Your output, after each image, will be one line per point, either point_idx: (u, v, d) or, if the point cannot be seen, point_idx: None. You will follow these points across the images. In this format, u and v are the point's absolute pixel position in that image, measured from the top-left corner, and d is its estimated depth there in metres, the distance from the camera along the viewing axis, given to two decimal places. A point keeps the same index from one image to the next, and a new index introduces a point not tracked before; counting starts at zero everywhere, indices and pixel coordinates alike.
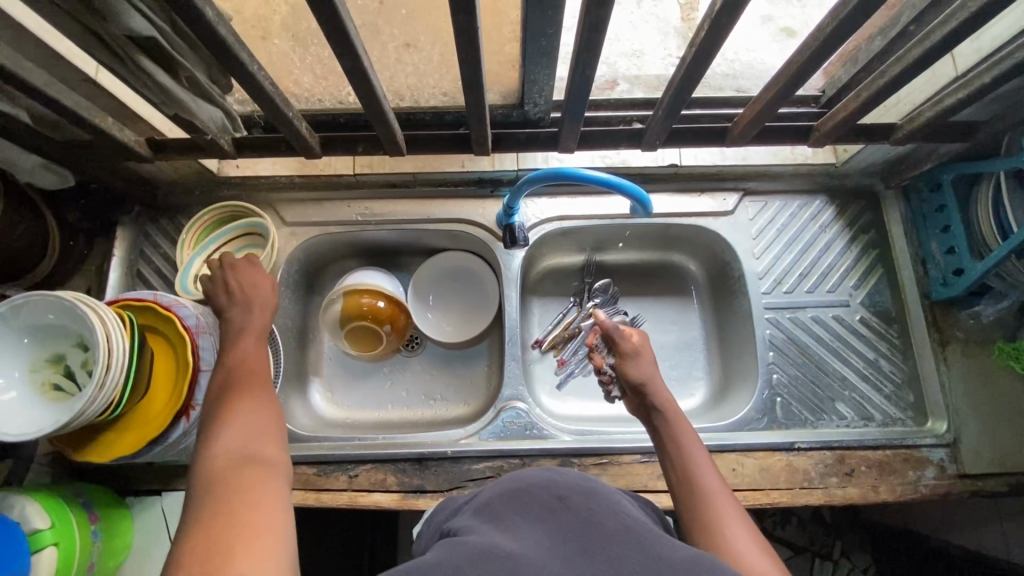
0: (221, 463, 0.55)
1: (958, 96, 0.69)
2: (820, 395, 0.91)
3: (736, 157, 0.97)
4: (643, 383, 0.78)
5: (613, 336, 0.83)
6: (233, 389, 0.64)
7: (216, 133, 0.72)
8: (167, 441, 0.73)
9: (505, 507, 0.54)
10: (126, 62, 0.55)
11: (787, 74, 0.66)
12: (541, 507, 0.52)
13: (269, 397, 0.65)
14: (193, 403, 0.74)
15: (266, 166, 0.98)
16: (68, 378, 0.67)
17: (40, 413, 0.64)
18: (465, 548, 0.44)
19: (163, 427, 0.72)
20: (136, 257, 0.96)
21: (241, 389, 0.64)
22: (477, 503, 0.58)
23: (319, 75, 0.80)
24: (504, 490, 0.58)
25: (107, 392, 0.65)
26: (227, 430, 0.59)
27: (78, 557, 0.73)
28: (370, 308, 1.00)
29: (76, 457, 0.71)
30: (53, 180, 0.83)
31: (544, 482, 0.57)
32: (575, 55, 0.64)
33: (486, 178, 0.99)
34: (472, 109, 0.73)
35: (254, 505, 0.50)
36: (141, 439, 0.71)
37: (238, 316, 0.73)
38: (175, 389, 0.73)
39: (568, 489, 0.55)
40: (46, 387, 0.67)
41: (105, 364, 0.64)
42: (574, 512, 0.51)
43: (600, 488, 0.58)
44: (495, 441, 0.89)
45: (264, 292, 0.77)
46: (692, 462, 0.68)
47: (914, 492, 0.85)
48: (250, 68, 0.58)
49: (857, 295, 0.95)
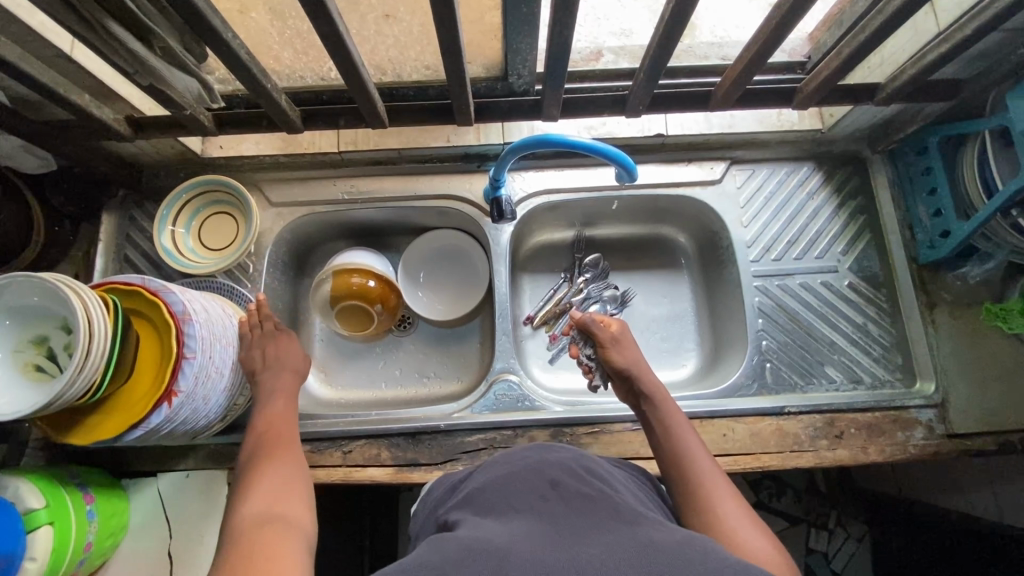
0: (249, 521, 0.57)
1: (940, 51, 0.69)
2: (810, 360, 0.92)
3: (721, 124, 0.96)
4: (627, 368, 0.80)
5: (590, 328, 0.85)
6: (264, 459, 0.69)
7: (192, 105, 0.72)
8: (146, 427, 0.71)
9: (499, 494, 0.54)
10: (97, 30, 0.55)
11: (768, 33, 0.66)
12: (532, 493, 0.53)
13: (295, 466, 0.69)
14: (176, 389, 0.72)
15: (250, 145, 0.97)
16: (50, 360, 0.67)
17: (22, 394, 0.64)
18: (452, 547, 0.44)
19: (143, 413, 0.70)
20: (122, 241, 0.95)
21: (270, 459, 0.69)
22: (469, 493, 0.58)
23: (300, 51, 0.77)
24: (501, 474, 0.58)
25: (86, 376, 0.64)
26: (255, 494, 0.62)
27: (77, 535, 0.74)
28: (364, 288, 1.00)
29: (61, 438, 0.71)
30: (36, 163, 0.83)
31: (538, 465, 0.58)
32: (553, 16, 0.62)
33: (472, 153, 0.99)
34: (452, 77, 0.72)
35: (275, 554, 0.52)
36: (122, 424, 0.70)
37: (270, 384, 0.81)
38: (159, 375, 0.72)
39: (559, 471, 0.57)
40: (29, 367, 0.67)
41: (85, 348, 0.63)
42: (563, 499, 0.51)
43: (595, 470, 0.59)
44: (489, 414, 0.89)
45: (291, 366, 0.85)
46: (684, 443, 0.69)
47: (902, 452, 0.86)
48: (223, 35, 0.57)
49: (845, 261, 0.95)
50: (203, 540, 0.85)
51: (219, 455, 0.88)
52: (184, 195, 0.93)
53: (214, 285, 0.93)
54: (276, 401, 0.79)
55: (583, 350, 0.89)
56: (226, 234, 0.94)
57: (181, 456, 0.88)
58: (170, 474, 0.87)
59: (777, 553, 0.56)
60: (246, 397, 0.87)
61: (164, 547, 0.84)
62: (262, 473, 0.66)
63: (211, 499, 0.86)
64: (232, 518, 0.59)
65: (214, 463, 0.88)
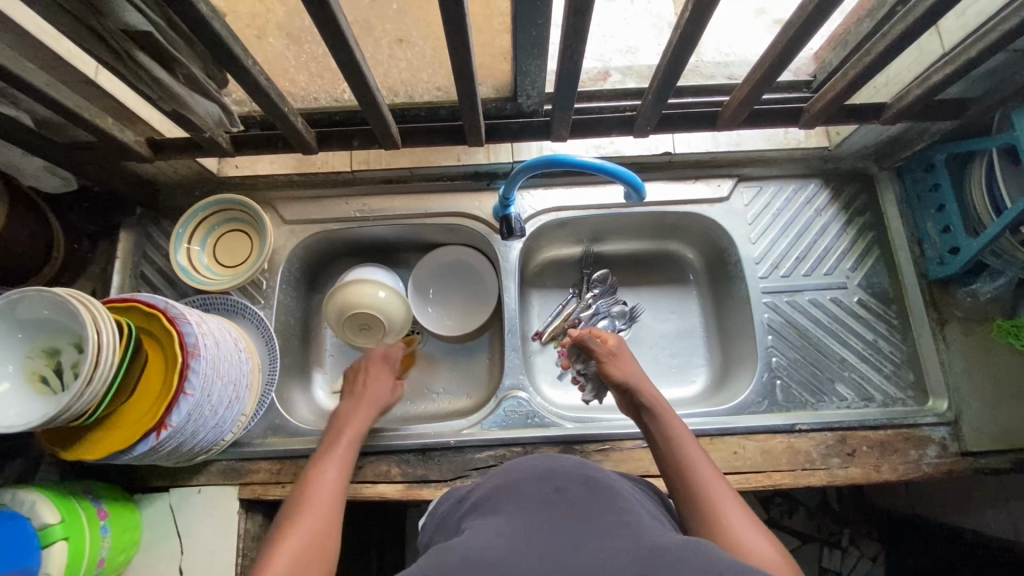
0: None
1: (945, 72, 0.70)
2: (820, 377, 0.92)
3: (729, 143, 0.97)
4: (626, 383, 0.81)
5: (589, 345, 0.88)
6: (285, 529, 0.66)
7: (213, 128, 0.74)
8: (132, 454, 0.71)
9: (509, 501, 0.53)
10: (123, 58, 0.57)
11: (775, 55, 0.67)
12: (537, 499, 0.53)
13: (334, 518, 0.69)
14: (167, 422, 0.72)
15: (266, 164, 0.99)
16: (57, 373, 0.68)
17: (26, 407, 0.66)
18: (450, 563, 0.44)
19: (131, 441, 0.71)
20: (139, 258, 0.97)
21: (313, 499, 0.70)
22: (479, 503, 0.57)
23: (315, 74, 0.80)
24: (504, 482, 0.58)
25: (84, 401, 0.65)
26: (286, 536, 0.65)
27: (89, 551, 0.75)
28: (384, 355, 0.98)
29: (56, 452, 0.71)
30: (57, 183, 0.86)
31: (548, 471, 0.57)
32: (564, 42, 0.64)
33: (482, 171, 1.00)
34: (464, 100, 0.74)
35: None
36: (110, 447, 0.70)
37: (345, 420, 0.84)
38: (155, 405, 0.73)
39: (568, 480, 0.55)
40: (35, 377, 0.68)
41: (88, 376, 0.64)
42: (566, 508, 0.51)
43: (599, 475, 0.58)
44: (498, 430, 0.89)
45: (368, 405, 0.87)
46: (683, 450, 0.69)
47: (916, 471, 0.85)
48: (245, 62, 0.59)
49: (855, 277, 0.96)
50: (213, 556, 0.85)
51: (232, 471, 0.88)
52: (199, 214, 0.95)
53: (226, 302, 0.94)
54: (345, 434, 0.82)
55: (574, 364, 0.99)
56: (239, 252, 0.96)
57: (193, 471, 0.88)
58: (182, 490, 0.87)
59: (781, 557, 0.56)
60: (237, 432, 0.87)
61: (174, 563, 0.85)
62: (304, 513, 0.68)
63: (221, 516, 0.87)
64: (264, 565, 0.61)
65: (227, 478, 0.88)
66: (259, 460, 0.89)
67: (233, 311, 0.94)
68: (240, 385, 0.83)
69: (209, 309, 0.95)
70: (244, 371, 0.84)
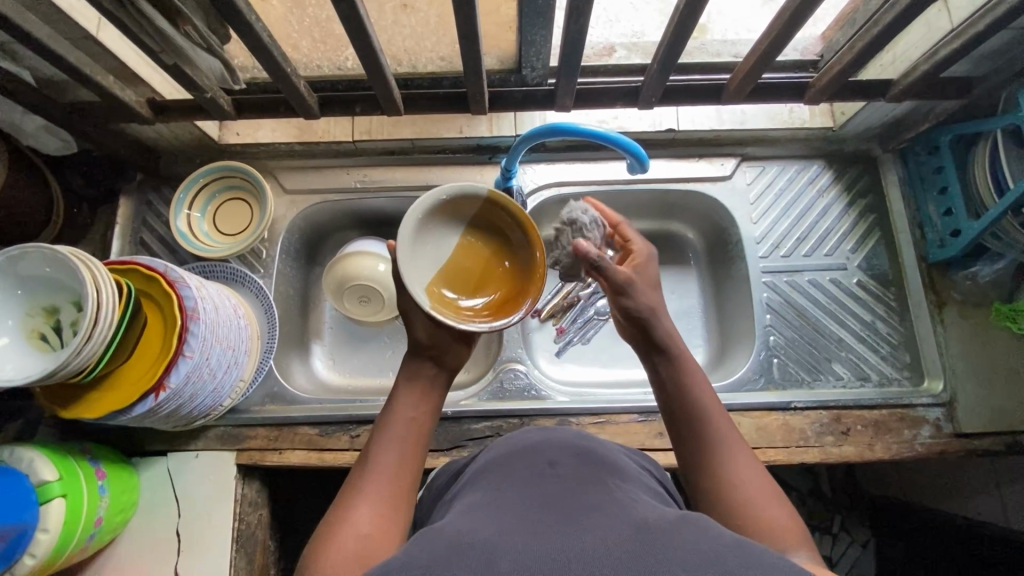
0: (346, 529, 0.51)
1: (953, 47, 0.70)
2: (817, 356, 0.92)
3: (733, 120, 0.96)
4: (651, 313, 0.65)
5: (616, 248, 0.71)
6: (360, 477, 0.57)
7: (213, 88, 0.73)
8: (131, 415, 0.72)
9: (496, 475, 0.55)
10: (125, 7, 0.57)
11: (779, 30, 0.67)
12: (529, 472, 0.53)
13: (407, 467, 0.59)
14: (165, 384, 0.73)
15: (265, 132, 0.98)
16: (55, 330, 0.68)
17: (25, 361, 0.66)
18: (440, 538, 0.43)
19: (130, 402, 0.71)
20: (139, 225, 0.97)
21: (387, 444, 0.59)
22: (466, 480, 0.58)
23: (318, 40, 0.79)
24: (503, 455, 0.59)
25: (83, 358, 0.65)
26: (361, 484, 0.56)
27: (88, 511, 0.75)
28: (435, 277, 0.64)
29: (54, 411, 0.71)
30: (56, 144, 0.86)
31: (537, 446, 0.59)
32: (568, 7, 0.63)
33: (484, 144, 1.00)
34: (468, 67, 0.74)
35: None
36: (109, 407, 0.70)
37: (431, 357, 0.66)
38: (153, 367, 0.73)
39: (558, 453, 0.57)
40: (34, 334, 0.68)
41: (87, 333, 0.64)
42: (560, 479, 0.51)
43: (597, 450, 0.59)
44: (493, 402, 0.91)
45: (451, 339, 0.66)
46: (705, 413, 0.61)
47: (909, 450, 0.86)
48: (248, 17, 0.58)
49: (855, 258, 0.96)
50: (211, 518, 0.86)
51: (230, 436, 0.89)
52: (200, 181, 0.94)
53: (229, 269, 0.95)
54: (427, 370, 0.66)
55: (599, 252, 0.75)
56: (241, 220, 0.96)
57: (191, 436, 0.89)
58: (180, 454, 0.88)
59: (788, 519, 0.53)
60: (235, 399, 0.87)
61: (172, 524, 0.86)
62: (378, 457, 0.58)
63: (219, 480, 0.87)
64: (342, 512, 0.53)
65: (224, 444, 0.89)
66: (256, 426, 0.89)
67: (233, 279, 0.94)
68: (238, 351, 0.84)
69: (209, 275, 0.95)
70: (242, 338, 0.84)
